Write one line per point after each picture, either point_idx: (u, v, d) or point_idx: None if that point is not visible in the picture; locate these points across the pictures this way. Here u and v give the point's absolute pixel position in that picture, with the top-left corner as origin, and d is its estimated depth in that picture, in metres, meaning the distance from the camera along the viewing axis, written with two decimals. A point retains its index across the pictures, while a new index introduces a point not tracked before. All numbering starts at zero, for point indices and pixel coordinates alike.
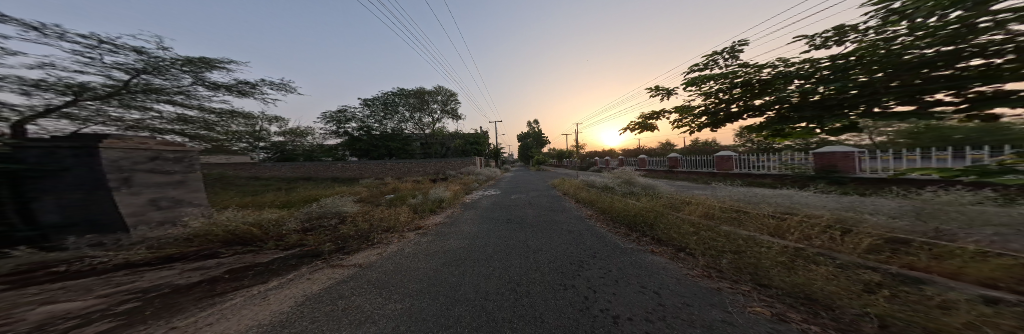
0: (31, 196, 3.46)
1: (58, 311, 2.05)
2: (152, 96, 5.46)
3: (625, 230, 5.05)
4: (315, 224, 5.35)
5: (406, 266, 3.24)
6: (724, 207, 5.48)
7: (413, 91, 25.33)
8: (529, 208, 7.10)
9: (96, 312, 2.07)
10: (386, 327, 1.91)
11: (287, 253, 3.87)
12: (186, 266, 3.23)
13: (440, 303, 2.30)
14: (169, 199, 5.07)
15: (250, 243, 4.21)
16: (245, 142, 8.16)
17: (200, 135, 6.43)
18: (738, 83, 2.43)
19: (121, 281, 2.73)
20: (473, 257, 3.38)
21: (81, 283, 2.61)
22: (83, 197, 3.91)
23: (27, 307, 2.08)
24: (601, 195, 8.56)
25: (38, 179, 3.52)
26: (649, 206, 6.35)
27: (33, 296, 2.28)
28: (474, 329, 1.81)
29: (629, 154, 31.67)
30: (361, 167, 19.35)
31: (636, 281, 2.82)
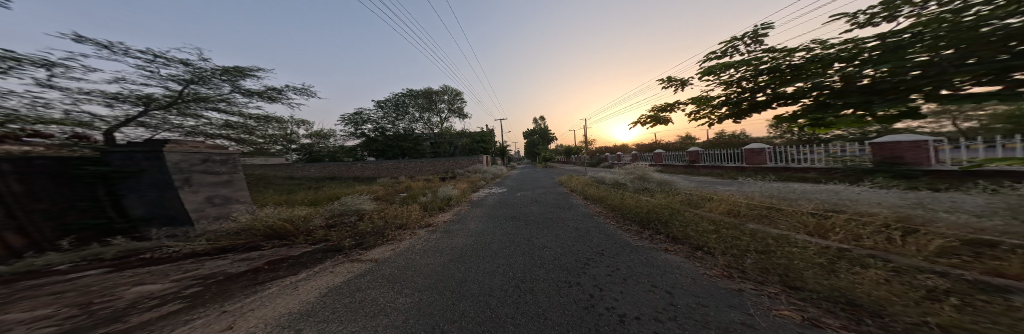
0: (122, 193, 4.41)
1: (144, 292, 2.43)
2: (202, 104, 6.03)
3: (638, 228, 4.90)
4: (337, 220, 5.69)
5: (416, 262, 3.37)
6: (753, 204, 5.12)
7: (422, 92, 25.95)
8: (536, 205, 7.11)
9: (170, 294, 2.40)
10: (396, 319, 2.01)
11: (315, 247, 4.17)
12: (236, 257, 3.61)
13: (447, 298, 2.38)
14: (223, 197, 5.56)
15: (284, 238, 4.57)
16: (279, 145, 8.82)
17: (243, 139, 7.08)
18: (763, 70, 2.24)
19: (188, 267, 3.12)
20: (477, 254, 3.44)
21: (160, 268, 3.04)
22: (155, 195, 4.58)
23: (122, 287, 2.49)
24: (612, 191, 8.36)
25: (124, 179, 4.42)
26: (663, 203, 6.10)
27: (127, 278, 2.73)
28: (477, 324, 1.86)
29: (645, 148, 30.38)
30: (378, 167, 20.24)
31: (646, 280, 2.75)
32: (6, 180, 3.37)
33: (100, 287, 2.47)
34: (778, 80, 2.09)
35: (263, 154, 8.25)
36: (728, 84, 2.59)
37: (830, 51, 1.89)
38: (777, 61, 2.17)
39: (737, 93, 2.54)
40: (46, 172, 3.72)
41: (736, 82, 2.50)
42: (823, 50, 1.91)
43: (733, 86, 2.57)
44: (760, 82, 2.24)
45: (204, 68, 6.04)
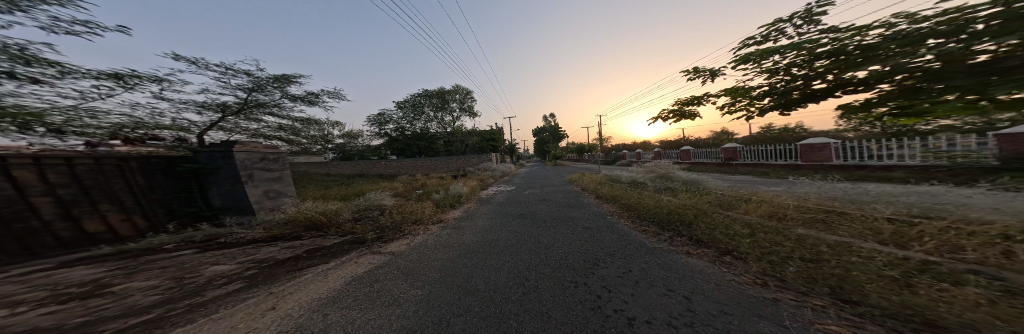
0: (208, 187, 5.68)
1: (219, 270, 3.07)
2: (260, 109, 7.35)
3: (660, 229, 4.61)
4: (362, 215, 6.12)
5: (428, 256, 3.53)
6: (801, 206, 4.53)
7: (436, 91, 26.69)
8: (546, 203, 7.06)
9: (236, 274, 2.94)
10: (407, 310, 2.13)
11: (343, 239, 4.53)
12: (282, 245, 4.13)
13: (454, 292, 2.46)
14: (276, 191, 6.25)
15: (320, 229, 5.04)
16: (319, 146, 9.71)
17: (292, 139, 8.12)
18: (819, 54, 1.50)
19: (248, 252, 3.76)
20: (484, 251, 3.50)
21: (228, 251, 3.81)
22: (230, 188, 5.56)
23: (204, 266, 3.20)
24: (629, 190, 8.00)
25: (207, 175, 5.66)
26: (686, 204, 5.70)
27: (207, 258, 3.52)
28: (481, 319, 1.90)
29: (671, 145, 28.29)
30: (398, 165, 21.37)
31: (662, 284, 2.61)
32: (136, 175, 4.83)
33: (188, 266, 3.20)
34: (830, 69, 1.39)
35: (306, 153, 9.23)
36: (771, 72, 1.84)
37: (919, 27, 1.15)
38: (838, 42, 1.45)
39: (784, 83, 1.77)
40: (159, 169, 5.17)
41: (780, 70, 1.75)
42: (910, 26, 1.18)
43: (778, 75, 1.81)
44: (814, 70, 1.51)
45: (260, 78, 7.18)
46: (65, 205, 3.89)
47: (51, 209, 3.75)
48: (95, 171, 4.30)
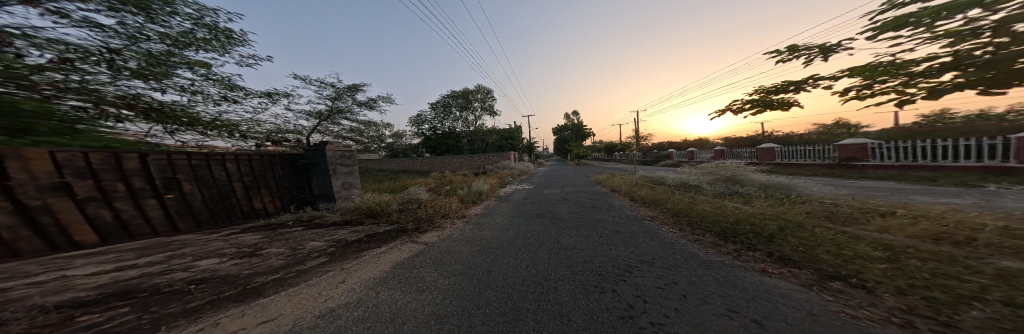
0: (312, 178, 7.01)
1: (313, 245, 3.96)
2: (339, 115, 9.26)
3: (719, 241, 3.60)
4: (405, 206, 7.03)
5: (451, 249, 3.68)
6: (970, 222, 2.95)
7: (463, 92, 28.06)
8: (566, 203, 6.62)
9: (323, 250, 3.73)
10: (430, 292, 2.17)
11: (391, 227, 5.30)
12: (350, 229, 5.12)
13: (474, 287, 2.42)
14: (351, 184, 7.44)
15: (378, 216, 6.05)
16: (377, 145, 11.49)
17: (361, 140, 9.93)
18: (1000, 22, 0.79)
19: (329, 233, 4.74)
20: (504, 249, 3.42)
21: (319, 231, 4.92)
22: (323, 179, 6.81)
23: (305, 242, 4.16)
24: (672, 194, 6.68)
25: (312, 169, 6.98)
26: (758, 214, 4.32)
27: (308, 235, 4.61)
28: (498, 314, 1.69)
29: (736, 140, 22.76)
30: (433, 162, 23.38)
31: (720, 302, 1.83)
32: (275, 166, 6.55)
33: (298, 240, 4.25)
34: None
35: (367, 151, 11.02)
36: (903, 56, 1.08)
37: None
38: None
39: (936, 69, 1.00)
40: (286, 163, 6.82)
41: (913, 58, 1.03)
42: None
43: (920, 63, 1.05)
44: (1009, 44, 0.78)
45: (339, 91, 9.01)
46: (245, 188, 5.74)
47: (238, 189, 5.61)
48: (258, 165, 6.19)
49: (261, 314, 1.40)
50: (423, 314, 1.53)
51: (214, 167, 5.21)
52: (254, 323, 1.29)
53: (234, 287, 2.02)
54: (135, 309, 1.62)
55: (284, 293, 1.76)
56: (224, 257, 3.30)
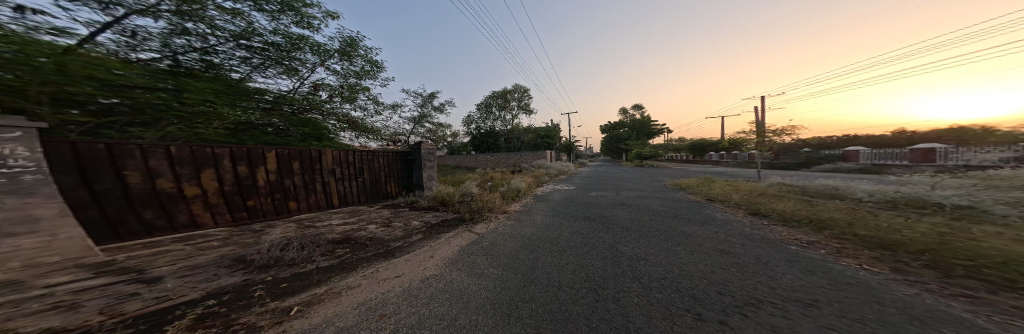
0: (415, 170, 6.65)
1: (416, 223, 3.98)
2: None
3: (895, 254, 2.37)
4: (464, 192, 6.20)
5: (500, 243, 3.52)
6: None
7: (502, 91, 28.69)
8: (628, 210, 5.67)
9: (405, 223, 3.88)
10: (482, 271, 2.09)
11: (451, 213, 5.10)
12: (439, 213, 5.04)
13: (521, 279, 2.11)
14: (431, 177, 6.63)
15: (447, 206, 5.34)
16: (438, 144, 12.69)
17: None
18: None
19: (413, 213, 4.83)
20: (551, 255, 3.09)
21: (406, 210, 5.09)
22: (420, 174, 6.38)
23: (399, 217, 4.44)
24: (758, 204, 5.40)
25: (415, 163, 6.60)
26: (954, 234, 2.81)
27: (401, 212, 4.85)
28: (544, 311, 1.41)
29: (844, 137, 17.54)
30: (471, 158, 24.15)
31: None
32: (395, 159, 6.48)
33: (390, 214, 4.59)
34: None
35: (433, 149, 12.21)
36: None
37: None
38: None
39: None
40: (400, 157, 6.63)
41: None
42: None
43: None
44: None
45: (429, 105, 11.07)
46: (376, 177, 5.95)
47: (373, 178, 5.89)
48: (388, 157, 6.28)
49: (396, 269, 1.78)
50: (481, 298, 1.59)
51: (380, 159, 6.07)
52: (386, 277, 1.61)
53: (377, 248, 2.50)
54: (315, 257, 2.22)
55: (409, 255, 2.17)
56: (368, 222, 3.85)
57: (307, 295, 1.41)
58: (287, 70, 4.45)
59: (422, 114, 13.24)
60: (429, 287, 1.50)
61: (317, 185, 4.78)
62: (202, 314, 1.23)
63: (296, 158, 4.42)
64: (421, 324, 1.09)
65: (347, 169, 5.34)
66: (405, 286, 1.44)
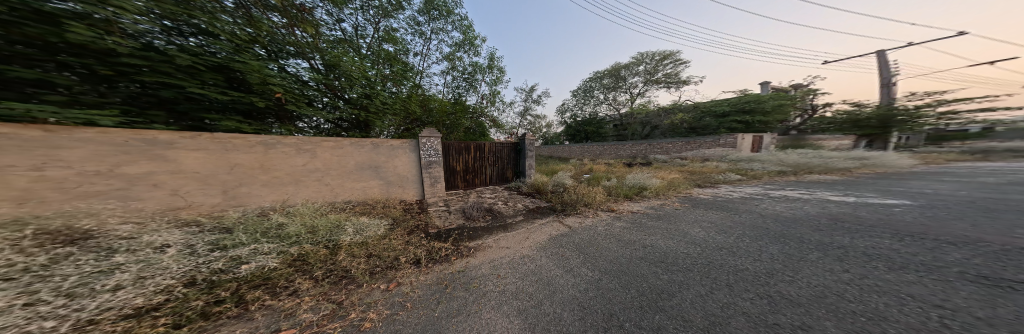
0: (528, 156, 5.56)
1: (518, 208, 3.58)
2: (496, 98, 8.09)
3: None
4: (556, 185, 5.11)
5: (646, 226, 2.80)
6: None
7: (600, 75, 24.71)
8: (950, 221, 2.44)
9: (508, 206, 3.67)
10: (606, 257, 2.00)
11: (543, 202, 4.21)
12: (537, 200, 4.36)
13: (645, 262, 1.85)
14: (530, 165, 5.61)
15: (540, 195, 4.62)
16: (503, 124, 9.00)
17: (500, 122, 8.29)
18: None
19: (511, 197, 4.47)
20: (711, 237, 2.32)
21: (502, 195, 4.67)
22: (530, 162, 5.57)
23: (499, 199, 4.30)
24: None
25: (524, 151, 5.58)
26: None
27: (495, 195, 4.63)
28: (637, 306, 1.25)
29: None
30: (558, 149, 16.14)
31: None
32: (518, 145, 5.73)
33: (499, 197, 4.46)
34: None
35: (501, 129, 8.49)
36: None
37: None
38: None
39: None
40: (517, 143, 5.76)
41: None
42: None
43: None
44: None
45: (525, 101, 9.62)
46: (504, 164, 5.54)
47: (504, 163, 5.54)
48: (510, 146, 5.65)
49: (508, 242, 2.02)
50: (562, 279, 1.62)
51: (504, 149, 5.54)
52: (498, 246, 1.86)
53: (497, 221, 2.85)
54: (464, 220, 2.82)
55: (516, 232, 2.43)
56: (490, 201, 4.05)
57: (447, 246, 1.87)
58: (470, 87, 7.42)
59: (527, 108, 14.08)
60: (530, 263, 1.62)
61: (485, 163, 5.24)
62: (459, 234, 2.28)
63: (483, 145, 5.18)
64: (517, 296, 1.28)
65: (499, 153, 5.45)
66: (512, 257, 1.66)
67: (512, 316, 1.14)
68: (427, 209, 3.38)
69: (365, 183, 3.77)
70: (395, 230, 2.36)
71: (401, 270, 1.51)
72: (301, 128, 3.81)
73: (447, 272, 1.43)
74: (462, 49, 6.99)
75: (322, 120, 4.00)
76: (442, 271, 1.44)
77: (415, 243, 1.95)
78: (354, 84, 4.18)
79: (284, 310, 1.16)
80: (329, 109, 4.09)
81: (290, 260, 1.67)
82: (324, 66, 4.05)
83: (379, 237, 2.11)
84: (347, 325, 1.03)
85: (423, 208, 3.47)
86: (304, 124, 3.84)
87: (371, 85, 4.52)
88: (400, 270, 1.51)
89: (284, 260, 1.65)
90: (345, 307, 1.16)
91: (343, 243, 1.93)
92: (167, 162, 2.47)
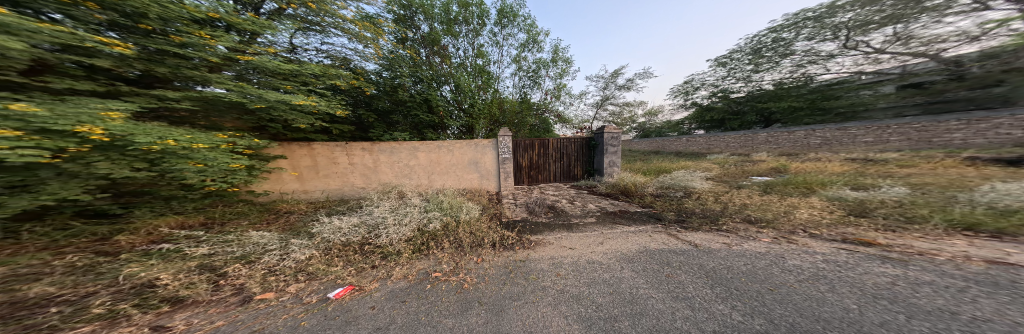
0: (602, 150, 4.84)
1: (591, 209, 2.97)
2: (555, 91, 6.89)
3: None
4: (661, 190, 3.75)
5: (864, 274, 1.44)
6: None
7: None
8: None
9: (582, 205, 3.17)
10: (747, 292, 1.26)
11: (633, 205, 3.18)
12: (622, 201, 3.48)
13: (836, 323, 1.00)
14: (613, 162, 4.78)
15: (630, 196, 3.65)
16: (558, 122, 7.20)
17: (563, 115, 7.35)
18: None
19: (585, 196, 3.86)
20: None
21: (566, 193, 4.13)
22: (611, 158, 4.77)
23: (569, 196, 3.86)
24: None
25: (598, 147, 4.96)
26: None
27: (569, 192, 4.21)
28: None
29: None
30: (712, 139, 8.31)
31: None
32: (591, 140, 5.12)
33: (564, 194, 4.00)
34: None
35: (563, 122, 7.27)
36: None
37: None
38: None
39: None
40: (590, 137, 5.16)
41: None
42: None
43: None
44: None
45: (550, 91, 7.02)
46: (576, 160, 5.11)
47: (577, 160, 5.11)
48: (582, 141, 5.12)
49: (572, 242, 1.87)
50: (663, 303, 1.15)
51: (574, 144, 5.08)
52: (560, 246, 1.79)
53: (560, 219, 2.59)
54: (526, 214, 2.82)
55: (587, 233, 2.09)
56: (558, 197, 3.80)
57: (513, 235, 2.06)
58: (536, 85, 6.89)
59: (605, 96, 10.71)
60: (601, 271, 1.40)
61: (554, 160, 5.00)
62: (522, 228, 2.32)
63: (549, 142, 4.86)
64: (578, 299, 1.18)
65: (569, 149, 5.03)
66: (576, 259, 1.54)
67: (570, 316, 1.08)
68: (502, 201, 3.65)
69: (468, 176, 4.31)
70: (483, 215, 2.73)
71: (483, 249, 1.82)
72: (450, 134, 5.40)
73: (512, 259, 1.61)
74: (528, 49, 6.89)
75: (454, 127, 5.34)
76: (507, 258, 1.64)
77: (511, 233, 2.13)
78: (468, 98, 5.18)
79: (439, 258, 1.66)
80: (457, 118, 5.42)
81: (447, 224, 2.29)
82: (449, 88, 5.31)
83: (482, 221, 2.46)
84: (453, 282, 1.39)
85: (496, 198, 3.85)
86: (449, 132, 5.38)
87: (479, 97, 5.48)
88: (483, 249, 1.81)
89: (444, 224, 2.29)
90: (458, 268, 1.53)
91: (464, 221, 2.36)
92: (404, 161, 4.00)
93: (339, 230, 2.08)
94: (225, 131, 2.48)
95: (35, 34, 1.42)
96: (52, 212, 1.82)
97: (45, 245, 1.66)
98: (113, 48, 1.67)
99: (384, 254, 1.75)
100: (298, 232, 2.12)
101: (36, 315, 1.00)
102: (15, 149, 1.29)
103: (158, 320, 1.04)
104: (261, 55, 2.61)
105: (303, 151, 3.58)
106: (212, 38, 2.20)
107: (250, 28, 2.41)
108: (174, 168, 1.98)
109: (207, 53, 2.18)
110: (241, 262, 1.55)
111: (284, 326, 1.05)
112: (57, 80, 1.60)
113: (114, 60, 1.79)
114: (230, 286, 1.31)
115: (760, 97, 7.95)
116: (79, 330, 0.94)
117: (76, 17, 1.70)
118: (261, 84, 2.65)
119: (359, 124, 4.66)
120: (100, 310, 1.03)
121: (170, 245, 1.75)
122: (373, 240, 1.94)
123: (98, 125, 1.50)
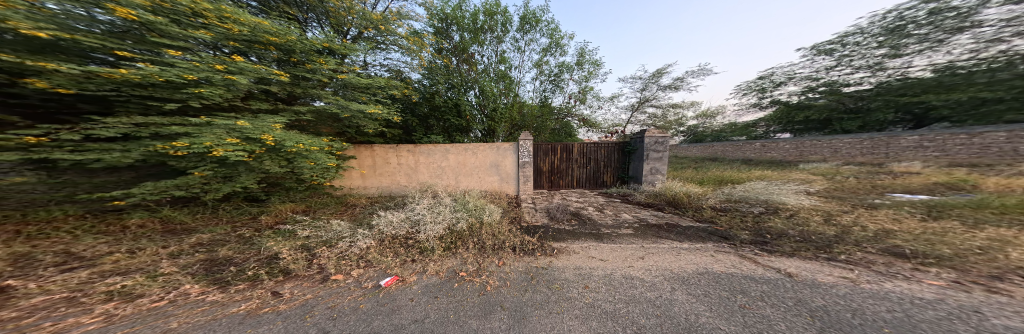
0: (639, 156, 4.37)
1: (628, 220, 2.57)
2: (580, 95, 6.69)
3: None
4: (728, 204, 2.98)
5: None
6: None
7: None
8: None
9: (615, 215, 2.79)
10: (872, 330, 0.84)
11: (685, 219, 2.60)
12: (668, 212, 2.94)
13: None
14: (656, 170, 4.21)
15: (679, 208, 3.06)
16: (584, 125, 6.89)
17: (590, 119, 7.01)
18: None
19: (617, 204, 3.43)
20: None
21: (595, 200, 3.78)
22: (653, 165, 4.22)
23: (599, 203, 3.51)
24: None
25: (634, 154, 4.53)
26: None
27: (600, 200, 3.82)
28: None
29: None
30: (807, 143, 6.38)
31: None
32: (627, 145, 4.68)
33: (593, 201, 3.65)
34: None
35: (590, 125, 6.91)
36: None
37: None
38: None
39: None
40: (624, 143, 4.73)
41: None
42: None
43: None
44: None
45: (574, 93, 6.76)
46: (608, 168, 4.73)
47: (611, 169, 4.73)
48: (615, 148, 4.72)
49: (604, 253, 1.67)
50: None
51: (605, 150, 4.71)
52: (587, 256, 1.62)
53: (588, 228, 2.33)
54: (548, 220, 2.67)
55: (623, 245, 1.82)
56: (586, 203, 3.50)
57: (534, 241, 1.97)
58: (557, 89, 6.88)
59: (643, 98, 9.77)
60: (643, 289, 1.19)
61: (584, 168, 4.71)
62: (543, 234, 2.19)
63: (572, 146, 4.63)
64: (609, 318, 1.01)
65: (599, 155, 4.70)
66: (609, 273, 1.36)
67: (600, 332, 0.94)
68: (521, 204, 3.58)
69: (489, 178, 4.47)
70: (503, 219, 2.71)
71: (505, 253, 1.79)
72: (476, 135, 5.82)
73: (535, 265, 1.54)
74: (550, 54, 6.92)
75: (478, 130, 5.72)
76: (529, 264, 1.57)
77: (534, 240, 2.02)
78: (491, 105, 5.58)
79: (465, 259, 1.72)
80: (480, 122, 5.77)
81: (472, 225, 2.38)
82: (474, 94, 5.72)
83: (503, 225, 2.43)
84: (478, 283, 1.40)
85: (516, 202, 3.79)
86: (475, 134, 5.80)
87: (506, 107, 5.83)
88: (506, 252, 1.79)
89: (469, 225, 2.38)
90: (482, 270, 1.55)
91: (488, 224, 2.41)
92: (438, 165, 4.40)
93: (391, 223, 2.40)
94: (324, 135, 3.35)
95: (248, 71, 2.42)
96: (234, 197, 2.86)
97: (230, 219, 2.62)
98: (278, 77, 2.58)
99: (423, 249, 1.92)
100: (361, 223, 2.54)
101: (223, 271, 1.57)
102: (236, 150, 2.16)
103: (276, 286, 1.40)
104: (348, 70, 3.44)
105: (366, 152, 4.29)
106: (324, 63, 3.07)
107: (343, 50, 3.29)
108: (299, 165, 2.76)
109: (319, 74, 3.07)
110: (326, 245, 1.96)
111: (348, 305, 1.24)
112: (254, 103, 2.64)
113: (279, 85, 2.81)
114: (315, 264, 1.67)
115: (905, 88, 5.59)
116: (238, 288, 1.35)
117: (262, 57, 2.75)
118: (344, 93, 3.42)
119: (406, 129, 5.49)
120: (251, 273, 1.51)
121: (289, 226, 2.40)
122: (413, 235, 2.17)
123: (270, 134, 2.30)
